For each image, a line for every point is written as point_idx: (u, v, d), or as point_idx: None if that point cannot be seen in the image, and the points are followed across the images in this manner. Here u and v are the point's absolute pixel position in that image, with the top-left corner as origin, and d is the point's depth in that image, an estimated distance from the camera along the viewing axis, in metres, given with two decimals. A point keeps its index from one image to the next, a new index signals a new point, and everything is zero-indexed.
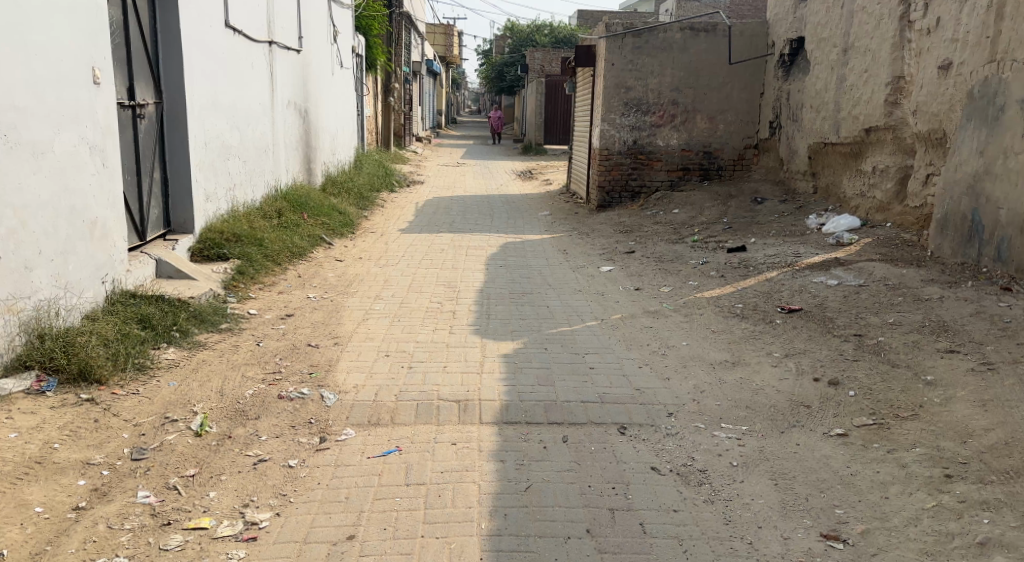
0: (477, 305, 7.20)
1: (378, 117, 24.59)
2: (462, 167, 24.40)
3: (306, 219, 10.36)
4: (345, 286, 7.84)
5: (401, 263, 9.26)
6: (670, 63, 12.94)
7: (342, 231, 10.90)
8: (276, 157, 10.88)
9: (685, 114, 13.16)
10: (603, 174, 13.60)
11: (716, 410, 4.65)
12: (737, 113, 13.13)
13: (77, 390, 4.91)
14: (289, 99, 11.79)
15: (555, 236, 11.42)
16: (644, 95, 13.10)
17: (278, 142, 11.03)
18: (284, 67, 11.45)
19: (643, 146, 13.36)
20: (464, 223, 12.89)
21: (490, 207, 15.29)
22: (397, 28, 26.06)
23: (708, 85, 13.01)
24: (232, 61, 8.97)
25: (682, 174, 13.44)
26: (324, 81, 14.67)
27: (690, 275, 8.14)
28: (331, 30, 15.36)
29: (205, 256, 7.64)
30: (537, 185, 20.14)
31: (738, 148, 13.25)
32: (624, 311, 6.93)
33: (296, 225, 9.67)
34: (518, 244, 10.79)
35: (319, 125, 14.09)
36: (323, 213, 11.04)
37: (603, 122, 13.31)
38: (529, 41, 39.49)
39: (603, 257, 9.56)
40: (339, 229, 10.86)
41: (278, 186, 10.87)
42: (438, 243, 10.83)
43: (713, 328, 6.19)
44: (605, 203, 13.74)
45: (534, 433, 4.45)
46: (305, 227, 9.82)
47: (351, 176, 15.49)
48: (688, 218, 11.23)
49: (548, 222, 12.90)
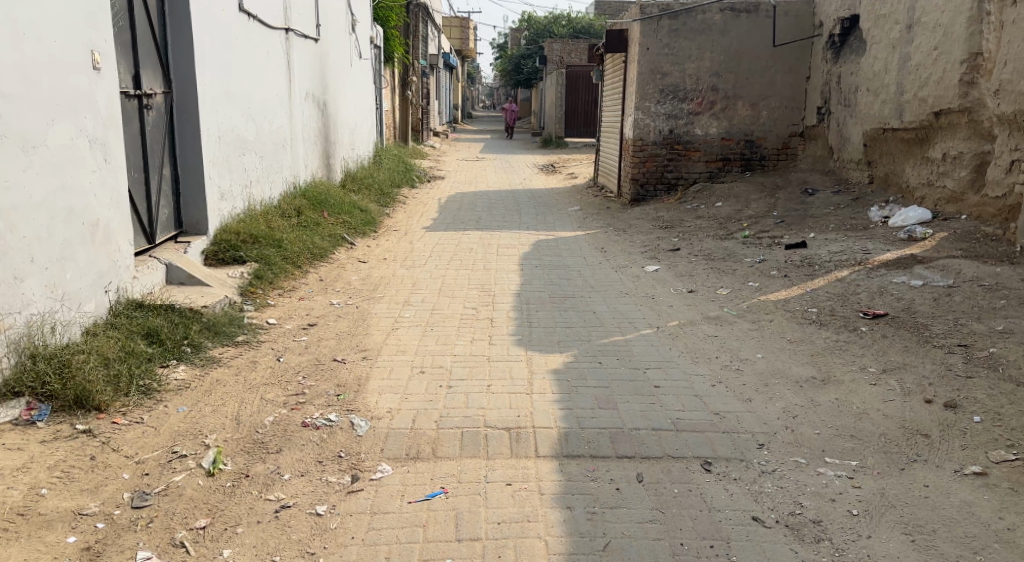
0: (516, 311, 6.53)
1: (396, 111, 23.92)
2: (482, 161, 23.69)
3: (325, 217, 9.70)
4: (372, 291, 7.18)
5: (429, 264, 8.60)
6: (709, 47, 12.24)
7: (364, 229, 10.24)
8: (294, 152, 10.26)
9: (726, 100, 12.47)
10: (637, 166, 12.87)
11: (815, 440, 3.96)
12: (780, 99, 12.43)
13: (72, 419, 4.19)
14: (307, 91, 11.14)
15: (591, 232, 10.71)
16: (681, 80, 12.38)
17: (295, 136, 10.37)
18: (302, 57, 10.81)
19: (680, 135, 12.64)
20: (492, 219, 12.19)
21: (516, 202, 14.59)
22: (414, 19, 25.39)
23: (750, 70, 12.32)
24: (247, 49, 8.32)
25: (721, 165, 12.72)
26: (342, 72, 14.02)
27: (748, 274, 7.43)
28: (349, 19, 14.70)
29: (219, 259, 6.97)
30: (561, 180, 19.40)
31: (783, 137, 12.54)
32: (682, 316, 6.22)
33: (315, 224, 9.02)
34: (552, 241, 10.10)
35: (337, 119, 13.42)
36: (343, 211, 10.37)
37: (638, 111, 12.58)
38: (547, 32, 38.54)
39: (646, 255, 8.84)
40: (360, 227, 10.19)
41: (297, 183, 10.24)
42: (466, 242, 10.14)
43: (788, 336, 5.50)
44: (640, 196, 13.03)
45: (602, 472, 3.71)
46: (324, 227, 9.16)
47: (371, 172, 14.82)
48: (734, 212, 10.49)
49: (581, 217, 12.18)
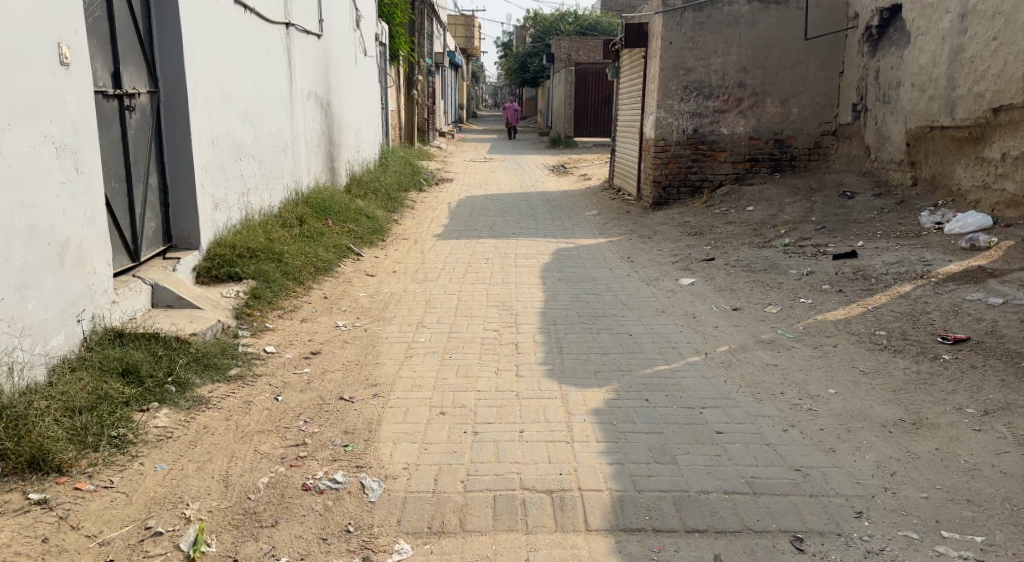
0: (544, 334, 5.85)
1: (402, 111, 23.25)
2: (491, 162, 22.99)
3: (327, 224, 9.00)
4: (382, 310, 6.50)
5: (443, 276, 7.91)
6: (736, 40, 11.63)
7: (371, 238, 9.56)
8: (296, 156, 9.60)
9: (754, 97, 11.84)
10: (659, 168, 12.17)
11: (923, 506, 3.33)
12: (812, 96, 11.80)
13: (26, 485, 3.39)
14: (309, 90, 10.48)
15: (614, 238, 10.06)
16: (706, 76, 11.76)
17: (297, 138, 9.71)
18: (303, 53, 10.15)
19: (705, 135, 11.98)
20: (508, 225, 11.53)
21: (530, 206, 13.92)
22: (421, 17, 24.74)
23: (780, 64, 11.71)
24: (245, 45, 7.65)
25: (749, 166, 12.07)
26: (347, 70, 13.37)
27: (797, 289, 6.77)
28: (354, 15, 14.06)
29: (213, 277, 6.30)
30: (574, 182, 18.69)
31: (814, 135, 11.91)
32: (732, 340, 5.54)
33: (317, 235, 8.33)
34: (574, 250, 9.43)
35: (342, 119, 12.76)
36: (347, 218, 9.69)
37: (659, 109, 11.92)
38: (553, 30, 37.76)
39: (678, 265, 8.18)
40: (367, 236, 9.50)
41: (299, 188, 9.59)
42: (480, 251, 9.45)
43: (859, 366, 4.85)
44: (662, 200, 12.33)
45: (671, 554, 3.09)
46: (328, 237, 8.47)
47: (377, 176, 14.17)
48: (767, 216, 9.82)
49: (601, 222, 11.53)
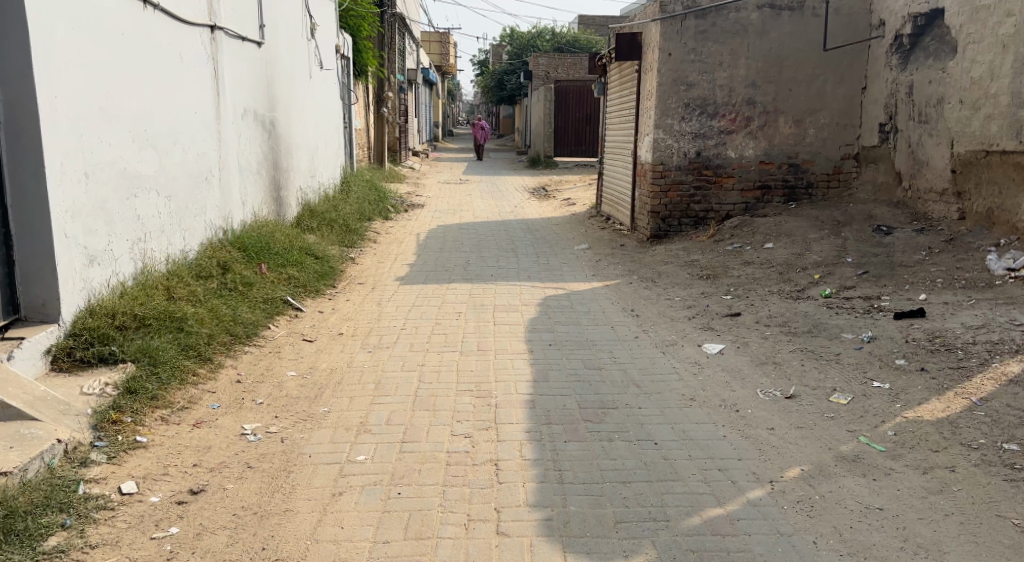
0: (533, 440, 4.22)
1: (369, 130, 21.55)
2: (466, 184, 21.34)
3: (257, 270, 7.28)
4: (314, 401, 4.82)
5: (401, 342, 6.22)
6: (744, 51, 10.15)
7: (315, 285, 7.82)
8: (224, 188, 7.95)
9: (765, 116, 10.32)
10: (657, 197, 10.58)
11: None
12: (831, 114, 10.31)
13: None
14: (245, 108, 8.85)
15: (612, 282, 8.46)
16: (710, 93, 10.25)
17: (226, 166, 8.06)
18: (236, 63, 8.53)
19: (709, 159, 10.43)
20: (485, 263, 9.87)
21: (510, 237, 12.26)
22: (392, 30, 23.09)
23: (794, 79, 10.23)
24: (146, 50, 6.04)
25: (760, 194, 10.50)
26: (298, 85, 11.75)
27: (862, 365, 5.17)
28: (309, 23, 12.47)
29: (77, 360, 4.69)
30: (556, 207, 17.05)
31: (834, 159, 10.39)
32: (800, 457, 3.93)
33: (240, 291, 6.63)
34: (565, 298, 7.80)
35: (291, 141, 11.11)
36: (289, 261, 7.97)
37: (657, 130, 10.37)
38: (531, 46, 36.23)
39: (696, 322, 6.57)
40: (310, 282, 7.77)
41: (229, 226, 7.92)
42: (451, 301, 7.77)
43: (1010, 518, 3.38)
44: (661, 233, 10.71)
45: None
46: (257, 292, 6.78)
47: (336, 204, 12.48)
48: (792, 256, 8.26)
49: (593, 260, 9.93)
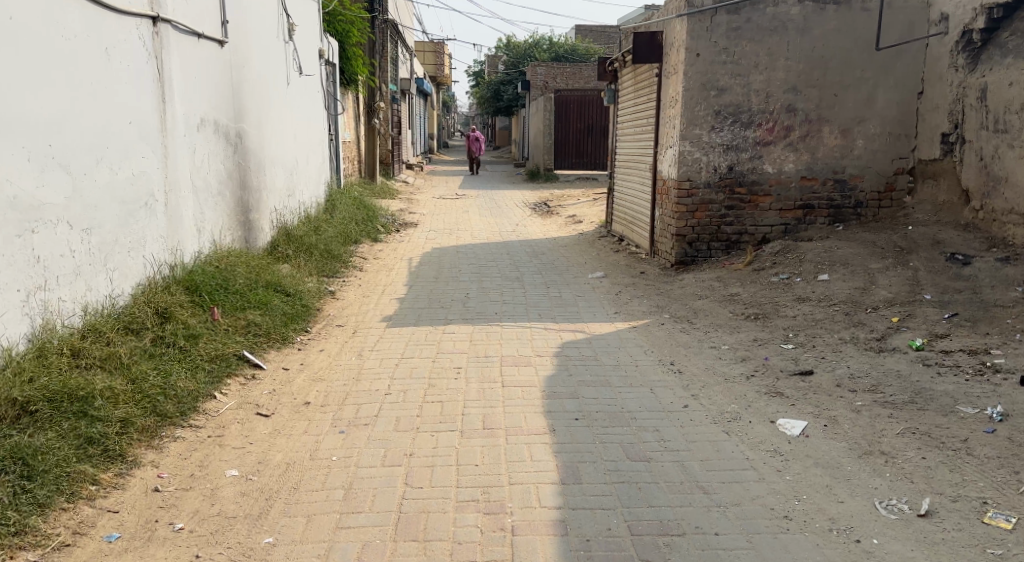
0: None
1: (359, 143, 20.19)
2: (463, 199, 19.98)
3: (199, 316, 5.94)
4: (257, 524, 3.59)
5: (383, 416, 4.84)
6: (783, 51, 8.83)
7: (279, 329, 6.45)
8: (172, 215, 6.70)
9: (807, 125, 8.97)
10: (683, 218, 9.20)
11: None
12: (883, 123, 8.95)
13: None
14: (201, 117, 7.58)
15: (641, 322, 7.10)
16: (744, 98, 8.93)
17: (175, 187, 6.81)
18: (189, 65, 7.29)
19: (743, 174, 9.08)
20: (488, 296, 8.50)
21: (514, 262, 10.89)
22: (384, 37, 21.76)
23: (841, 82, 8.89)
24: (43, 47, 4.78)
25: (801, 214, 9.14)
26: (272, 93, 10.44)
27: (1008, 462, 3.82)
28: (285, 22, 11.15)
29: None
30: (561, 226, 15.66)
31: (886, 174, 9.03)
32: None
33: (178, 355, 5.27)
34: (586, 346, 6.44)
35: (262, 157, 9.79)
36: (246, 302, 6.65)
37: (683, 141, 9.02)
38: (527, 56, 34.85)
39: (758, 384, 5.20)
40: (272, 325, 6.41)
41: (179, 262, 6.68)
42: (447, 350, 6.37)
43: None
44: (688, 258, 9.32)
45: None
46: (196, 350, 5.45)
47: (318, 227, 11.12)
48: (854, 291, 6.90)
49: (613, 291, 8.57)
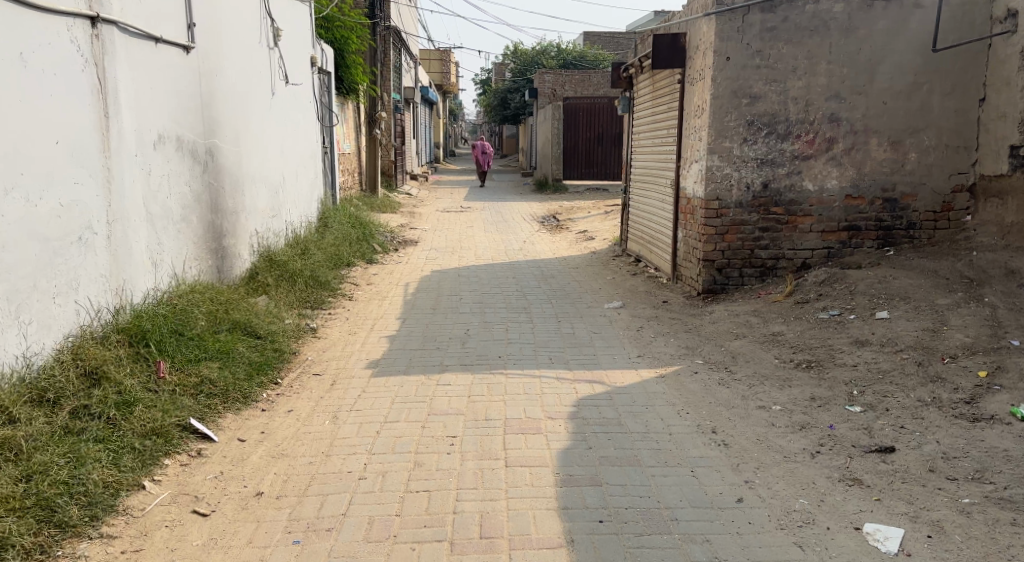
0: None
1: (359, 155, 19.23)
2: (467, 212, 19.00)
3: (138, 376, 4.96)
4: None
5: (353, 516, 3.85)
6: (825, 54, 7.79)
7: (238, 386, 5.45)
8: (121, 252, 5.73)
9: (852, 136, 7.92)
10: (711, 241, 8.14)
11: None
12: (938, 134, 7.89)
13: None
14: (158, 134, 6.58)
15: (669, 369, 6.04)
16: (780, 107, 7.89)
17: (126, 218, 5.84)
18: (144, 73, 6.31)
19: (780, 192, 8.03)
20: (491, 332, 7.46)
21: (521, 288, 9.87)
22: (386, 44, 20.79)
23: (890, 88, 7.84)
24: None
25: (845, 237, 8.08)
26: (253, 103, 9.43)
27: None
28: (269, 26, 10.15)
29: None
30: (571, 243, 14.60)
31: (943, 192, 7.98)
32: None
33: (102, 433, 4.26)
34: (606, 403, 5.39)
35: (240, 175, 8.78)
36: (202, 352, 5.66)
37: (711, 155, 7.98)
38: (534, 63, 33.81)
39: (827, 465, 4.16)
40: (230, 381, 5.41)
41: (130, 306, 5.72)
42: (440, 410, 5.34)
43: None
44: (717, 287, 8.24)
45: None
46: (128, 423, 4.47)
47: (306, 250, 10.12)
48: (924, 333, 5.83)
49: (633, 326, 7.53)
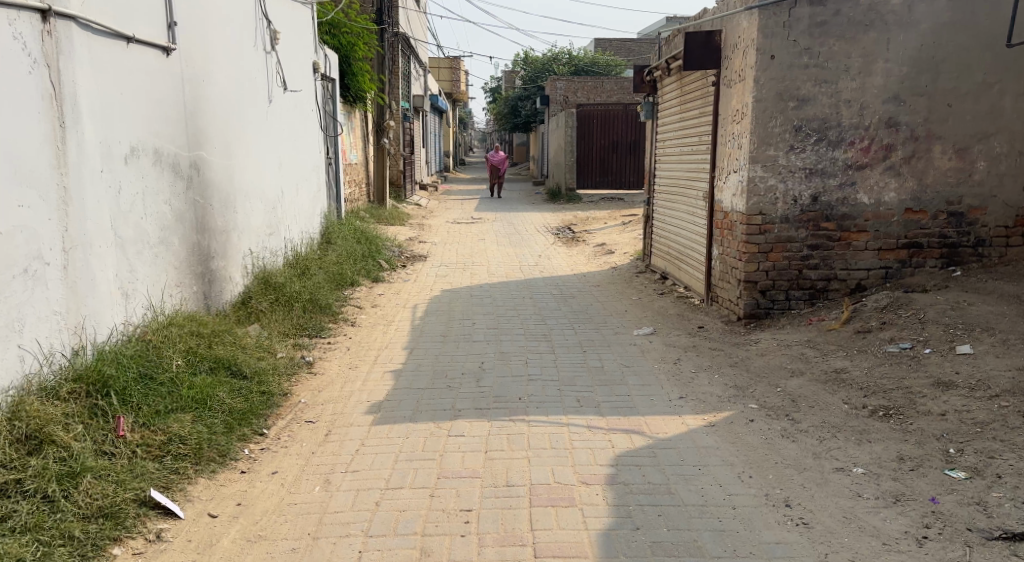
0: None
1: (367, 164, 18.45)
2: (479, 224, 18.20)
3: (86, 448, 4.03)
4: None
5: None
6: (882, 51, 6.93)
7: (213, 440, 4.64)
8: (84, 286, 4.95)
9: (913, 143, 7.05)
10: (755, 261, 7.27)
11: None
12: (1011, 140, 7.07)
13: None
14: (131, 146, 5.76)
15: (719, 416, 5.17)
16: (832, 110, 7.04)
17: (90, 245, 5.04)
18: (115, 76, 5.53)
19: (831, 206, 7.17)
20: (509, 366, 6.59)
21: (540, 310, 9.02)
22: (393, 51, 19.96)
23: (956, 89, 6.99)
24: None
25: (904, 255, 7.21)
26: (247, 111, 8.64)
27: None
28: (265, 28, 9.37)
29: None
30: (589, 257, 13.75)
31: (1015, 205, 7.16)
32: None
33: (31, 520, 3.59)
34: (650, 461, 4.52)
35: (232, 190, 7.98)
36: (173, 403, 4.86)
37: (753, 164, 7.13)
38: (546, 70, 32.96)
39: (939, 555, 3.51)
40: (204, 435, 4.60)
41: (94, 347, 4.95)
42: (454, 469, 4.51)
43: None
44: (760, 311, 7.36)
45: None
46: (72, 501, 3.76)
47: (306, 271, 9.31)
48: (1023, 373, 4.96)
49: (669, 357, 6.66)
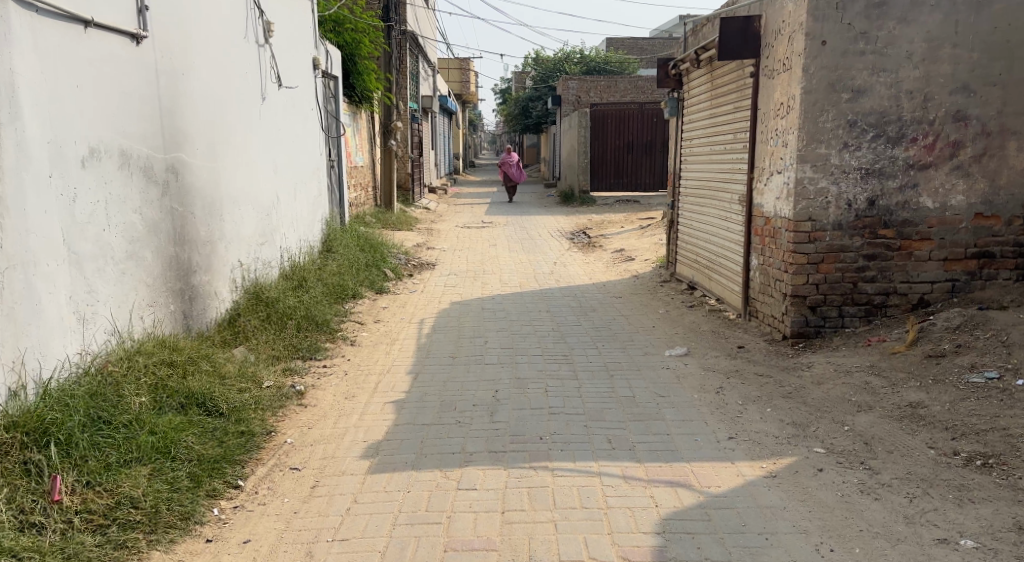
0: None
1: (373, 167, 17.65)
2: (490, 228, 17.40)
3: (4, 526, 3.45)
4: None
5: None
6: (949, 35, 6.13)
7: (173, 502, 3.92)
8: (29, 317, 4.20)
9: (984, 139, 6.25)
10: (804, 273, 6.42)
11: None
12: None
13: None
14: (91, 147, 4.94)
15: (779, 464, 4.34)
16: (891, 103, 6.20)
17: (31, 265, 4.24)
18: (69, 66, 4.73)
19: (890, 211, 6.34)
20: (526, 396, 5.76)
21: (557, 326, 8.18)
22: (401, 49, 19.14)
23: None
24: None
25: (974, 266, 6.42)
26: (236, 107, 7.85)
27: None
28: (258, 19, 8.58)
29: None
30: (607, 264, 12.93)
31: None
32: None
33: None
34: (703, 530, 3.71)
35: (217, 195, 7.18)
36: (127, 454, 4.05)
37: (802, 164, 6.28)
38: (557, 70, 32.11)
39: None
40: (161, 495, 3.90)
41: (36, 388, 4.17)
42: (464, 541, 3.73)
43: None
44: (810, 330, 6.50)
45: None
46: None
47: (302, 283, 8.52)
48: None
49: (709, 385, 5.82)
